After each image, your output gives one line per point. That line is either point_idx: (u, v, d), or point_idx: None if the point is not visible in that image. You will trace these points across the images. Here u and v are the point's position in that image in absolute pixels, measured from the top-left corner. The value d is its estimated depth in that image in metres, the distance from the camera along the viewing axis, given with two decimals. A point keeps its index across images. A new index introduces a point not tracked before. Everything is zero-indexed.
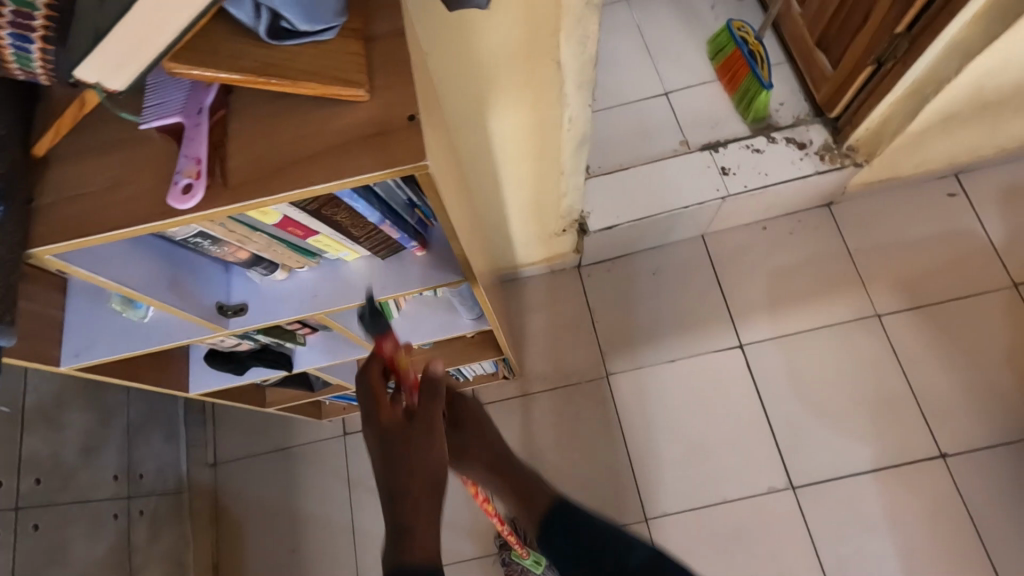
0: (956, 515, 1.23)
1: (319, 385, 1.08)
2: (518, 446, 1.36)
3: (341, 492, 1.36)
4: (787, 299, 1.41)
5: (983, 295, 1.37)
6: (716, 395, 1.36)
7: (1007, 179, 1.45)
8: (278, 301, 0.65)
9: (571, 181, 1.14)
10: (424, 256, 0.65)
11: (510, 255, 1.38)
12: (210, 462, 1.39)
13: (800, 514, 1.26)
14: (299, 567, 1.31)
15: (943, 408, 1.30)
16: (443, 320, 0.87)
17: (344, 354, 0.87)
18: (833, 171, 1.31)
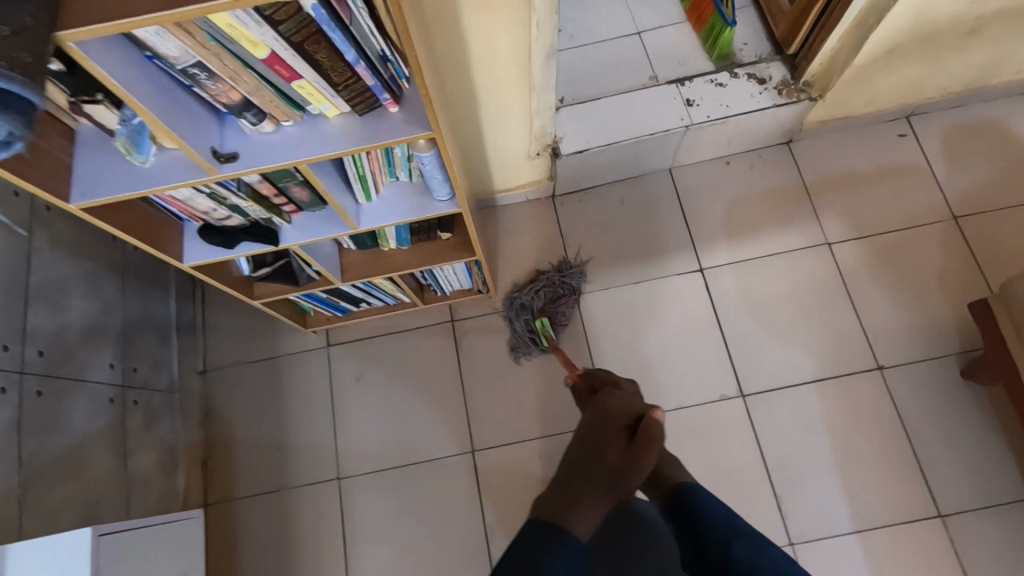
0: (890, 421, 1.34)
1: (303, 280, 1.16)
2: (491, 358, 1.45)
3: (323, 398, 1.44)
4: (746, 229, 1.51)
5: (926, 226, 1.48)
6: (675, 314, 1.46)
7: (954, 122, 1.55)
8: (267, 150, 0.73)
9: (543, 98, 1.22)
10: (396, 114, 0.74)
11: (486, 179, 1.46)
12: (200, 369, 1.47)
13: (748, 419, 1.36)
14: (283, 464, 1.40)
15: (884, 328, 1.41)
16: (417, 202, 0.95)
17: (326, 231, 0.96)
18: (789, 105, 1.40)
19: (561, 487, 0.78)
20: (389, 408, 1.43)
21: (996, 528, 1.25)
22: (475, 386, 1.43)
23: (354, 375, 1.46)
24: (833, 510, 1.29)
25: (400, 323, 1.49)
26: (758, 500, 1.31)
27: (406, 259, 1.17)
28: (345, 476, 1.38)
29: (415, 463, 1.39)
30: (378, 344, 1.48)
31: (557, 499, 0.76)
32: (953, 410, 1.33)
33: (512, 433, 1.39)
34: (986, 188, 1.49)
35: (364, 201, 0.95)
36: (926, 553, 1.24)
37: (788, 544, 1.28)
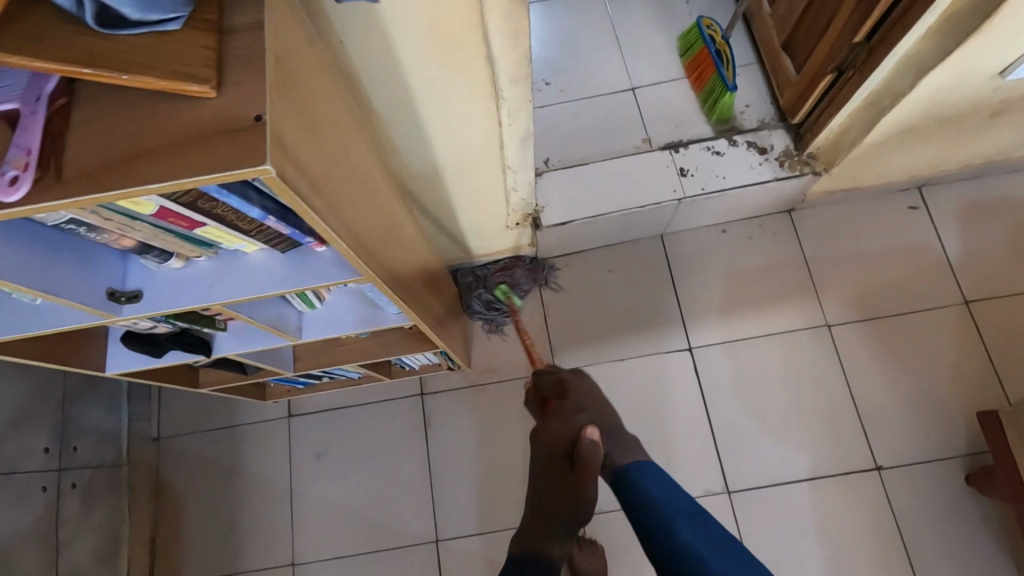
0: (887, 529, 1.24)
1: (251, 368, 1.07)
2: (462, 437, 1.36)
3: (282, 473, 1.36)
4: (740, 305, 1.41)
5: (934, 310, 1.37)
6: (661, 396, 1.36)
7: (969, 195, 1.44)
8: (173, 290, 0.63)
9: (520, 175, 1.12)
10: (325, 251, 0.64)
11: (461, 246, 1.36)
12: (153, 437, 1.39)
13: (733, 518, 1.27)
14: (235, 546, 1.32)
15: (885, 424, 1.30)
16: (365, 312, 0.86)
17: (265, 341, 0.86)
18: (792, 179, 1.30)
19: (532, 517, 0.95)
20: (350, 489, 1.34)
21: None
22: (444, 467, 1.34)
23: (316, 449, 1.37)
24: None
25: (367, 394, 1.40)
26: None
27: (365, 350, 1.08)
28: (301, 562, 1.30)
29: (375, 551, 1.30)
30: (343, 417, 1.39)
31: (537, 525, 0.94)
32: (956, 519, 1.23)
33: (481, 522, 1.30)
34: (1001, 269, 1.38)
35: (307, 310, 0.86)
36: None
37: None
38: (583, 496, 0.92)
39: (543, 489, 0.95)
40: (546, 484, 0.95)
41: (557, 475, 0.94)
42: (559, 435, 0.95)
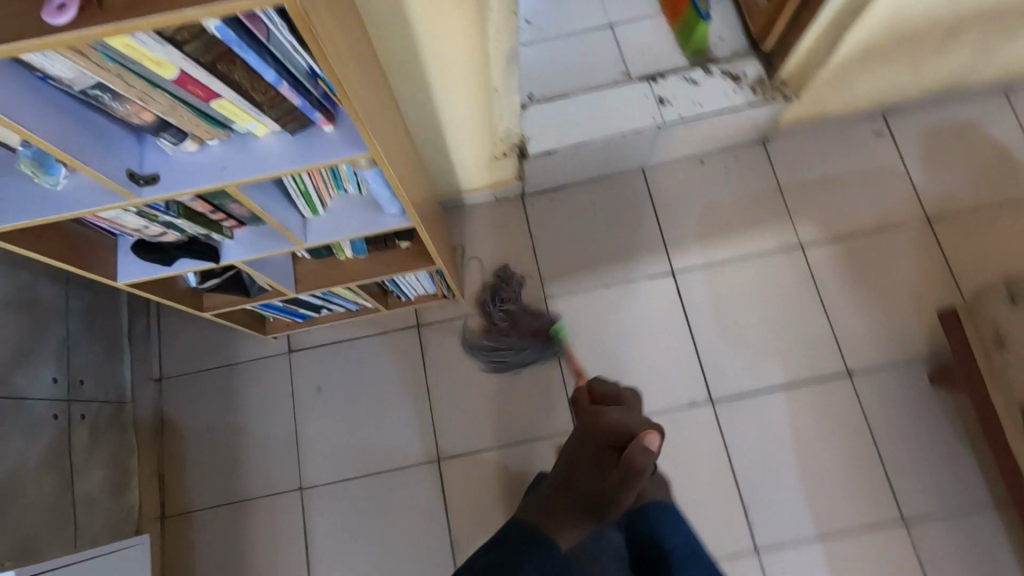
0: (858, 428, 1.33)
1: (255, 291, 1.12)
2: (458, 365, 1.42)
3: (283, 405, 1.41)
4: (719, 231, 1.48)
5: (899, 229, 1.46)
6: (645, 319, 1.43)
7: (930, 122, 1.53)
8: (189, 172, 0.68)
9: (506, 99, 1.16)
10: (332, 132, 0.68)
11: (450, 179, 1.40)
12: (155, 377, 1.43)
13: (717, 426, 1.35)
14: (243, 474, 1.37)
15: (855, 335, 1.39)
16: (366, 216, 0.90)
17: (271, 247, 0.90)
18: (764, 104, 1.36)
19: (544, 499, 0.98)
20: (352, 417, 1.40)
21: (959, 534, 1.25)
22: (440, 393, 1.40)
23: (316, 382, 1.42)
24: (797, 517, 1.28)
25: (363, 328, 1.45)
26: (724, 510, 1.29)
27: (363, 269, 1.13)
28: (308, 485, 1.36)
29: (378, 473, 1.36)
30: (342, 351, 1.44)
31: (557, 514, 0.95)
32: (921, 416, 1.32)
33: (479, 441, 1.37)
34: (959, 189, 1.47)
35: (311, 216, 0.90)
36: (886, 558, 1.24)
37: (752, 552, 1.27)
38: (629, 476, 0.90)
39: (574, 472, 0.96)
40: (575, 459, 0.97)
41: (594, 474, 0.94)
42: (631, 429, 0.96)
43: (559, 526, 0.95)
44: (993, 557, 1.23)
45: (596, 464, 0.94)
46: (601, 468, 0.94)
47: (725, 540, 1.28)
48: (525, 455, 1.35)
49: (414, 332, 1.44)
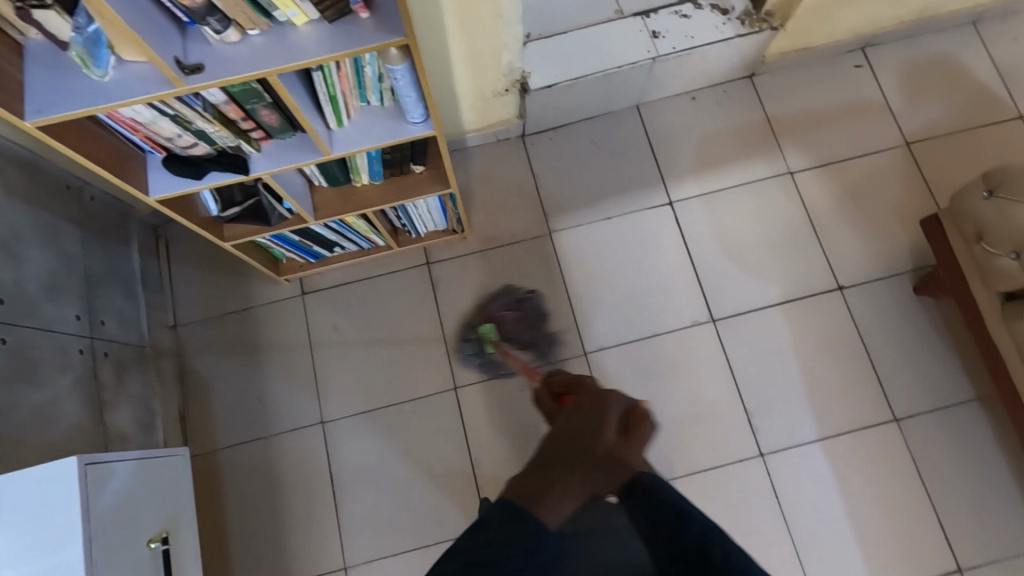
0: (851, 337, 1.41)
1: (275, 219, 1.15)
2: (468, 299, 1.47)
3: (301, 345, 1.44)
4: (712, 162, 1.55)
5: (881, 153, 1.54)
6: (647, 247, 1.49)
7: (906, 53, 1.61)
8: (233, 61, 0.71)
9: (511, 29, 1.20)
10: (367, 20, 0.73)
11: (455, 118, 1.43)
12: (170, 324, 1.45)
13: (719, 343, 1.42)
14: (265, 412, 1.39)
15: (843, 252, 1.47)
16: (390, 127, 0.94)
17: (299, 158, 0.93)
18: (752, 35, 1.43)
19: (537, 470, 0.68)
20: (367, 353, 1.44)
21: (946, 428, 1.34)
22: (454, 326, 1.45)
23: (331, 321, 1.45)
24: (799, 422, 1.35)
25: (373, 268, 1.49)
26: (731, 419, 1.36)
27: (379, 195, 1.17)
28: (329, 420, 1.39)
29: (397, 404, 1.40)
30: (354, 290, 1.47)
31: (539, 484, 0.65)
32: (907, 324, 1.41)
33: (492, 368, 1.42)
34: (935, 116, 1.56)
35: (336, 126, 0.93)
36: (881, 454, 1.33)
37: (758, 456, 1.34)
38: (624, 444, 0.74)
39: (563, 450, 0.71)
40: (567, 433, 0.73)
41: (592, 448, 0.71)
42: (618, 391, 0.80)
43: (559, 495, 0.64)
44: (977, 447, 1.32)
45: (591, 426, 0.73)
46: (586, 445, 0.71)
47: (732, 447, 1.35)
48: None
49: (425, 270, 1.48)
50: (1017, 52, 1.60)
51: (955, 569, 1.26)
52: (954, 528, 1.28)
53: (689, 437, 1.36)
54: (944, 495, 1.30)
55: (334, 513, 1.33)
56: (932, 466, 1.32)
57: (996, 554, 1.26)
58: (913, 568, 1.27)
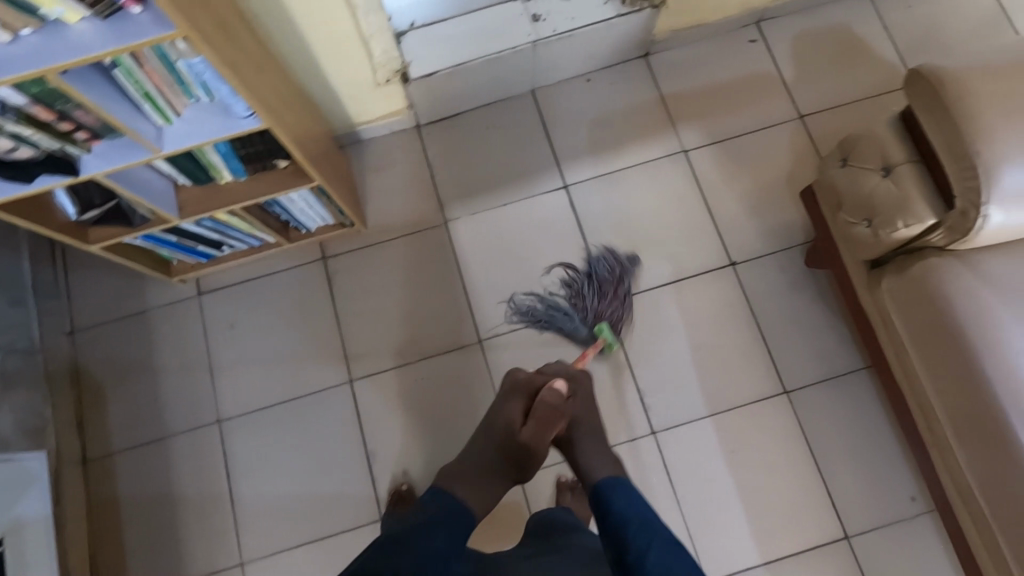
0: (742, 313, 1.41)
1: (138, 220, 1.15)
2: (365, 292, 1.47)
3: (198, 346, 1.45)
4: (607, 143, 1.54)
5: (776, 128, 1.54)
6: (543, 232, 1.49)
7: (801, 26, 1.61)
8: (8, 62, 0.71)
9: (371, 17, 1.21)
10: (142, 14, 0.72)
11: (339, 110, 1.43)
12: (67, 330, 1.46)
13: (612, 325, 1.42)
14: (163, 413, 1.41)
15: (736, 228, 1.47)
16: (219, 122, 0.94)
17: (130, 158, 0.93)
18: (634, 14, 1.42)
19: (476, 456, 0.99)
20: (264, 350, 1.44)
21: (835, 399, 1.35)
22: (351, 319, 1.46)
23: (228, 319, 1.46)
24: (690, 399, 1.37)
25: (269, 266, 1.49)
26: (623, 399, 1.38)
27: (242, 191, 1.16)
28: (226, 418, 1.40)
29: (294, 399, 1.41)
30: (250, 289, 1.48)
31: (468, 481, 0.94)
32: (799, 297, 1.41)
33: (388, 360, 1.43)
34: (829, 88, 1.56)
35: (164, 124, 0.93)
36: (770, 427, 1.34)
37: (650, 435, 1.36)
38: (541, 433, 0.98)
39: (489, 441, 1.00)
40: (498, 414, 1.02)
41: (510, 432, 0.99)
42: (548, 390, 1.01)
43: (479, 483, 0.95)
44: (866, 415, 1.34)
45: (513, 426, 1.00)
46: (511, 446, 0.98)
47: (624, 426, 1.36)
48: (436, 369, 1.42)
49: (321, 266, 1.49)
50: (911, 20, 1.60)
51: (842, 536, 1.28)
52: (841, 496, 1.30)
53: None
54: (832, 464, 1.31)
55: (230, 510, 1.35)
56: (821, 436, 1.33)
57: (880, 520, 1.28)
58: (801, 538, 1.28)
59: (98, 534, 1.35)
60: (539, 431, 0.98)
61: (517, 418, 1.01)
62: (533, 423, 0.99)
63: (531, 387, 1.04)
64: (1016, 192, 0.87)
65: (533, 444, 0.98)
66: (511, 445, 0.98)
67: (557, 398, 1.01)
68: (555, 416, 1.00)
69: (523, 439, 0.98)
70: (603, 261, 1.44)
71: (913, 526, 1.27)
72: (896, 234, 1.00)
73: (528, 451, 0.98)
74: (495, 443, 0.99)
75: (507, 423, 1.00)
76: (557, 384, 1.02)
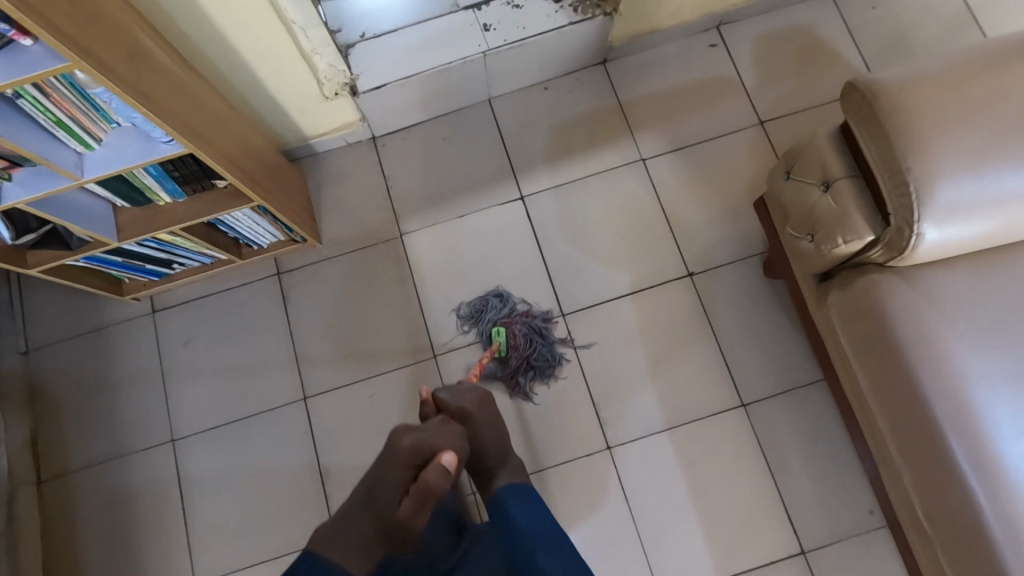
0: (699, 325, 1.39)
1: (76, 243, 1.14)
2: (320, 307, 1.46)
3: (152, 364, 1.44)
4: (564, 152, 1.52)
5: (736, 134, 1.51)
6: (499, 244, 1.48)
7: (762, 29, 1.58)
8: None
9: (311, 32, 1.19)
10: (34, 46, 0.71)
11: (290, 124, 1.41)
12: (22, 350, 1.45)
13: (568, 339, 1.41)
14: (117, 433, 1.40)
15: (695, 238, 1.45)
16: (141, 146, 0.93)
17: (52, 185, 0.92)
18: (586, 22, 1.40)
19: (349, 518, 0.91)
20: (218, 368, 1.43)
21: (793, 411, 1.33)
22: (305, 334, 1.44)
23: (183, 336, 1.45)
24: (645, 412, 1.35)
25: (224, 282, 1.48)
26: (579, 414, 1.36)
27: (182, 212, 1.15)
28: (180, 437, 1.40)
29: (248, 417, 1.40)
30: (204, 306, 1.47)
31: (343, 543, 0.88)
32: (757, 307, 1.39)
33: (343, 376, 1.42)
34: (790, 91, 1.53)
35: (85, 150, 0.92)
36: (726, 440, 1.33)
37: (606, 450, 1.34)
38: (418, 512, 0.90)
39: (362, 507, 0.92)
40: (377, 482, 0.94)
41: (387, 507, 0.91)
42: (434, 463, 0.92)
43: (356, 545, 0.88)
44: (824, 427, 1.32)
45: (389, 496, 0.92)
46: (384, 520, 0.90)
47: (579, 440, 1.35)
48: (390, 385, 1.41)
49: (276, 281, 1.48)
50: (876, 20, 1.57)
51: (798, 551, 1.26)
52: (798, 510, 1.28)
53: (537, 435, 1.35)
54: (788, 477, 1.30)
55: (184, 530, 1.35)
56: (778, 449, 1.31)
57: (837, 534, 1.26)
58: (757, 554, 1.27)
59: (52, 555, 1.34)
60: (415, 513, 0.90)
61: (397, 491, 0.92)
62: (408, 502, 0.90)
63: (416, 458, 0.94)
64: (948, 209, 0.85)
65: (412, 528, 0.90)
66: (386, 520, 0.90)
67: (440, 473, 0.91)
68: (435, 494, 0.91)
69: (396, 517, 0.90)
70: (539, 382, 1.38)
71: (869, 541, 1.25)
72: (837, 250, 0.98)
73: (403, 530, 0.90)
74: (371, 519, 0.90)
75: (383, 502, 0.91)
76: (444, 458, 0.92)
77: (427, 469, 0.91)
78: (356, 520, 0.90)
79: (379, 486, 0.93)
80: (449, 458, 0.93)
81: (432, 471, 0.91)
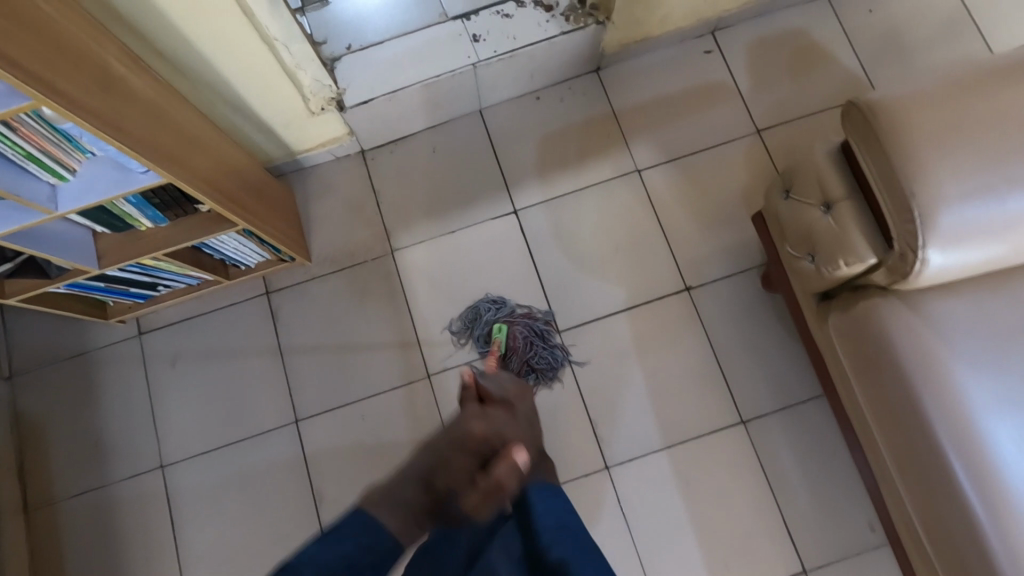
0: (697, 340, 1.37)
1: (56, 272, 1.10)
2: (311, 327, 1.43)
3: (139, 388, 1.41)
4: (557, 164, 1.49)
5: (733, 142, 1.48)
6: (492, 259, 1.44)
7: (758, 34, 1.55)
8: None
9: (293, 49, 1.15)
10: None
11: (276, 140, 1.38)
12: (5, 376, 1.41)
13: (564, 356, 1.38)
14: (105, 459, 1.37)
15: (692, 250, 1.42)
16: (117, 177, 0.90)
17: (25, 219, 0.88)
18: (578, 31, 1.36)
19: (414, 490, 0.95)
20: (208, 391, 1.40)
21: (793, 428, 1.31)
22: (296, 354, 1.41)
23: (170, 359, 1.42)
24: (644, 430, 1.33)
25: (212, 302, 1.45)
26: (576, 433, 1.34)
27: (164, 237, 1.11)
28: (169, 463, 1.37)
29: (239, 441, 1.37)
30: (192, 327, 1.43)
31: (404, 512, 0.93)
32: (756, 321, 1.37)
33: (335, 398, 1.39)
34: (787, 99, 1.50)
35: (59, 182, 0.88)
36: (726, 458, 1.30)
37: (604, 470, 1.32)
38: (481, 505, 0.91)
39: (424, 483, 0.96)
40: (441, 461, 0.97)
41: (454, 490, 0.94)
42: (503, 462, 0.91)
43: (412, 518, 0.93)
44: (824, 443, 1.30)
45: (453, 477, 0.95)
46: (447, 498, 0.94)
47: (577, 460, 1.32)
48: (384, 406, 1.38)
49: (265, 301, 1.44)
50: (874, 23, 1.54)
51: (799, 571, 1.24)
52: (799, 529, 1.26)
53: None
54: (789, 495, 1.28)
55: (175, 559, 1.32)
56: (778, 467, 1.29)
57: (838, 553, 1.24)
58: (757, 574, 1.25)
59: None
60: (478, 505, 0.91)
61: (461, 474, 0.95)
62: (472, 491, 0.92)
63: (482, 446, 0.96)
64: (953, 234, 0.82)
65: (473, 512, 0.92)
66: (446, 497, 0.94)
67: (509, 471, 0.90)
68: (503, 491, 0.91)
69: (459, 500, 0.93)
70: (540, 385, 1.36)
71: (871, 559, 1.24)
72: (838, 272, 0.95)
73: (462, 513, 0.93)
74: (429, 492, 0.95)
75: (449, 481, 0.95)
76: (517, 459, 0.90)
77: (495, 466, 0.91)
78: (419, 491, 0.96)
79: (443, 465, 0.97)
80: (519, 458, 0.91)
81: (503, 468, 0.91)
